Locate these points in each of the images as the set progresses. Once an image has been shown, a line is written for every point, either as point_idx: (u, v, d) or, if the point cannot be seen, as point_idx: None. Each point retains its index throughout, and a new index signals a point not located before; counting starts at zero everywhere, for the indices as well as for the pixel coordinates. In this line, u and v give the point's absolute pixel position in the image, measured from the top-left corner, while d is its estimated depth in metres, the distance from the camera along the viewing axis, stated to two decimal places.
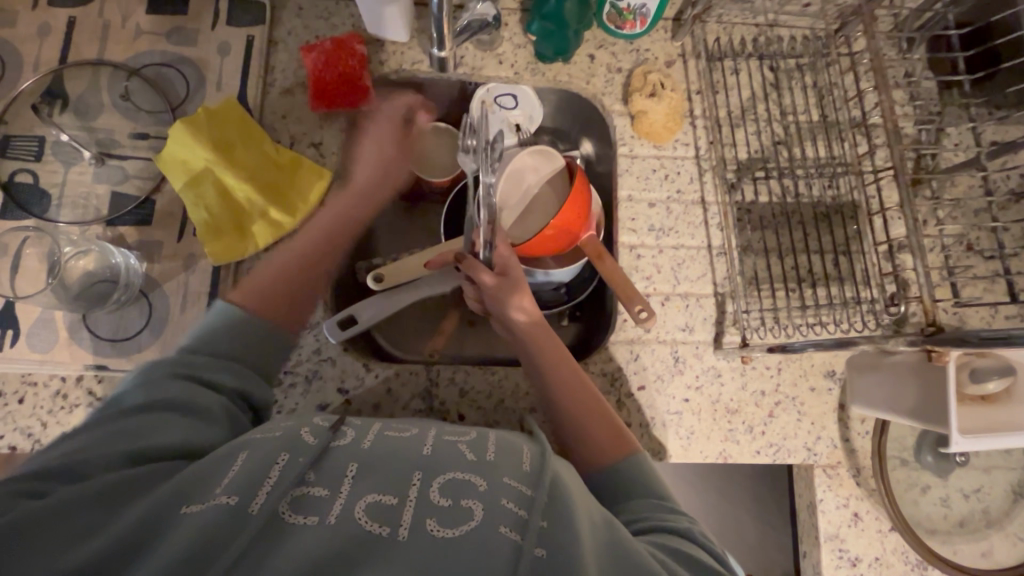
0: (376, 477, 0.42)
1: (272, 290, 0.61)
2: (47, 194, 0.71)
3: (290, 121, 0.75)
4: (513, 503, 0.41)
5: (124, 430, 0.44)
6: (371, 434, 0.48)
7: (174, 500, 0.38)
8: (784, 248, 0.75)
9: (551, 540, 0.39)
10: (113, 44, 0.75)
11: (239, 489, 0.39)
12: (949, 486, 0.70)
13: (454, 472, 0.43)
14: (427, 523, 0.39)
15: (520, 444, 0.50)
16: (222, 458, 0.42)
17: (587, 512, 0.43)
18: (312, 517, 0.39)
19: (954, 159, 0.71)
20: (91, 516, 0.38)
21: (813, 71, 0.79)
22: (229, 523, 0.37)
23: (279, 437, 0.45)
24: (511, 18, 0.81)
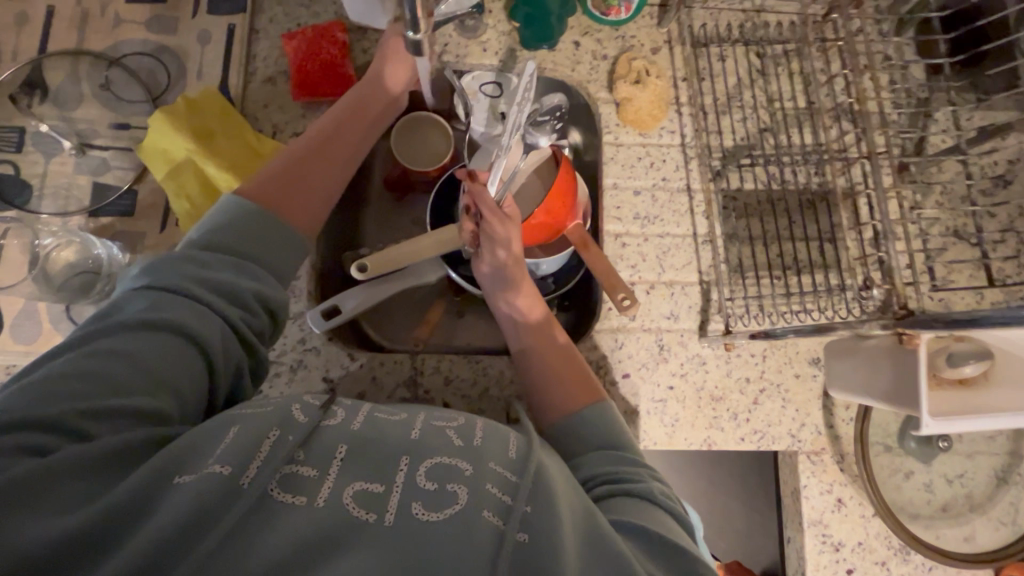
0: (364, 462, 0.42)
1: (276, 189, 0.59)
2: (28, 184, 0.70)
3: (273, 110, 0.74)
4: (497, 489, 0.42)
5: (115, 364, 0.43)
6: (361, 415, 0.48)
7: (164, 472, 0.38)
8: (770, 235, 0.75)
9: (533, 526, 0.40)
10: (92, 33, 0.74)
11: (233, 461, 0.39)
12: (933, 472, 0.71)
13: (441, 456, 0.43)
14: (412, 507, 0.40)
15: (507, 431, 0.50)
16: (213, 431, 0.41)
17: (570, 498, 0.44)
18: (300, 499, 0.39)
19: (939, 145, 0.71)
20: (80, 483, 0.38)
21: (799, 56, 0.78)
22: (222, 498, 0.37)
23: (272, 411, 0.44)
24: (495, 5, 0.80)
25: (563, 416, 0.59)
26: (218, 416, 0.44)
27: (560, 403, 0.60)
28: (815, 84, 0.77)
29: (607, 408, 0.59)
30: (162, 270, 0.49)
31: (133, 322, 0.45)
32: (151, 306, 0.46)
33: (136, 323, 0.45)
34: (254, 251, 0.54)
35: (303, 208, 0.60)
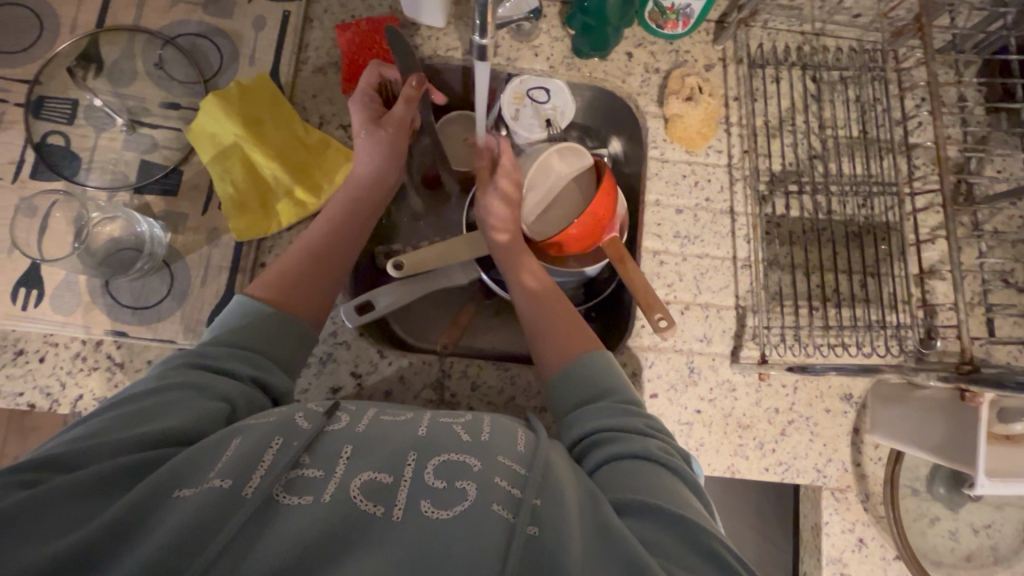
0: (371, 459, 0.43)
1: (298, 275, 0.60)
2: (77, 157, 0.71)
3: (321, 101, 0.74)
4: (506, 482, 0.42)
5: (129, 415, 0.44)
6: (366, 419, 0.49)
7: (163, 486, 0.39)
8: (812, 265, 0.74)
9: (542, 519, 0.40)
10: (150, 11, 0.75)
11: (232, 473, 0.39)
12: (959, 519, 0.69)
13: (449, 454, 0.44)
14: (422, 504, 0.40)
15: (515, 426, 0.50)
16: (215, 442, 0.42)
17: (574, 488, 0.44)
18: (307, 498, 0.39)
19: (996, 188, 0.69)
20: (83, 506, 0.38)
21: (857, 84, 0.77)
22: (222, 508, 0.37)
23: (273, 420, 0.45)
24: (551, 10, 0.79)
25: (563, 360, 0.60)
26: (222, 428, 0.45)
27: (559, 350, 0.61)
28: (872, 114, 0.75)
29: (605, 356, 0.59)
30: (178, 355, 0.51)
31: (151, 388, 0.47)
32: (164, 378, 0.48)
33: (155, 390, 0.47)
34: (277, 349, 0.55)
35: (327, 286, 0.62)
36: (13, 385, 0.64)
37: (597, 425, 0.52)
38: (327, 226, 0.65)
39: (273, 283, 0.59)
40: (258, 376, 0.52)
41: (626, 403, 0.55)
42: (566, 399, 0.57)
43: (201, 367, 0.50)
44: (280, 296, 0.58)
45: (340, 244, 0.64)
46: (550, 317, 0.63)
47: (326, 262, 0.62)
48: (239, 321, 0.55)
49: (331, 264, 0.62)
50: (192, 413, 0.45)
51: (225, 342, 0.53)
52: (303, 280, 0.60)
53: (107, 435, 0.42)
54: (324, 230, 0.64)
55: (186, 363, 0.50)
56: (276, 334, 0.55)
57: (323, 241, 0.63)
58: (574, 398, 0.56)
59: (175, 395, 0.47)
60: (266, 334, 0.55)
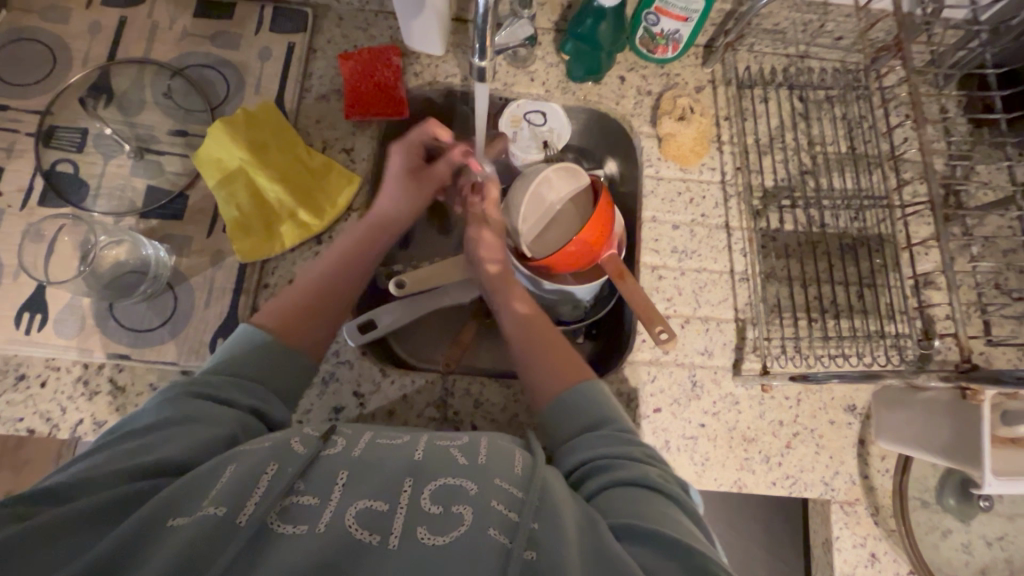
0: (367, 484, 0.42)
1: (305, 303, 0.61)
2: (85, 184, 0.73)
3: (323, 126, 0.76)
4: (503, 506, 0.41)
5: (125, 449, 0.44)
6: (361, 443, 0.48)
7: (156, 516, 0.38)
8: (809, 277, 0.75)
9: (540, 543, 0.40)
10: (159, 44, 0.78)
11: (227, 500, 0.39)
12: (972, 531, 0.68)
13: (447, 478, 0.43)
14: (418, 531, 0.39)
15: (513, 447, 0.49)
16: (210, 472, 0.41)
17: (572, 511, 0.44)
18: (301, 528, 0.39)
19: (985, 197, 0.71)
20: (74, 539, 0.37)
21: (843, 102, 0.80)
22: (216, 536, 0.37)
23: (268, 446, 0.45)
24: (545, 38, 0.83)
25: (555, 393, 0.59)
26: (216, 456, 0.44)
27: (551, 381, 0.60)
28: (859, 131, 0.78)
29: (599, 387, 0.59)
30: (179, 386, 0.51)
31: (150, 422, 0.47)
32: (163, 412, 0.48)
33: (154, 423, 0.47)
34: (273, 376, 0.55)
35: (329, 316, 0.62)
36: (12, 411, 0.64)
37: (595, 452, 0.52)
38: (336, 255, 0.66)
39: (278, 312, 0.60)
40: (257, 407, 0.52)
41: (622, 431, 0.54)
42: (562, 427, 0.56)
43: (201, 399, 0.50)
44: (283, 326, 0.59)
45: (347, 274, 0.65)
46: (544, 346, 0.64)
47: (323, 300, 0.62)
48: (239, 353, 0.55)
49: (333, 295, 0.63)
50: (187, 444, 0.45)
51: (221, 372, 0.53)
52: (309, 308, 0.61)
53: (101, 468, 0.42)
54: (331, 259, 0.66)
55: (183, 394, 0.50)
56: (274, 365, 0.55)
57: (327, 271, 0.64)
58: (573, 425, 0.56)
59: (169, 429, 0.46)
60: (264, 363, 0.55)
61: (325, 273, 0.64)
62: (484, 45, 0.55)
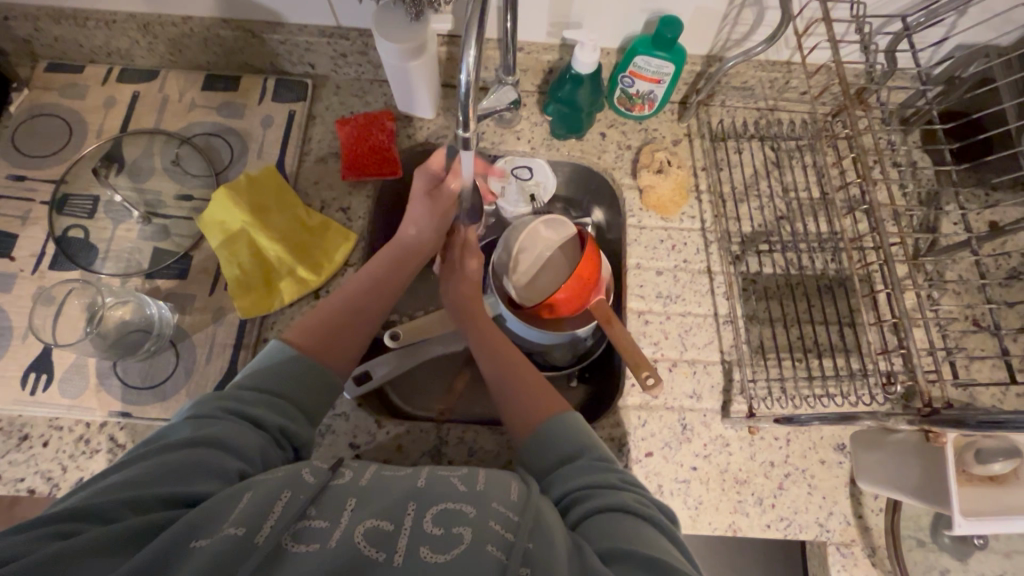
0: (373, 509, 0.44)
1: (333, 327, 0.63)
2: (94, 247, 0.76)
3: (322, 187, 0.81)
4: (500, 526, 0.43)
5: (158, 468, 0.44)
6: (369, 473, 0.50)
7: (180, 537, 0.39)
8: (790, 318, 0.77)
9: (534, 561, 0.41)
10: (168, 115, 0.83)
11: (246, 521, 0.40)
12: (969, 570, 0.68)
13: (447, 501, 0.45)
14: (421, 550, 0.41)
15: (510, 475, 0.51)
16: (228, 494, 0.43)
17: (561, 536, 0.44)
18: (312, 546, 0.40)
19: (952, 238, 0.75)
20: (100, 561, 0.37)
21: (812, 151, 0.84)
22: (236, 557, 0.38)
23: (281, 471, 0.46)
24: (530, 99, 0.88)
25: (531, 427, 0.59)
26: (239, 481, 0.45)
27: (526, 416, 0.61)
28: (828, 178, 0.82)
29: (575, 417, 0.59)
30: (209, 399, 0.52)
31: (182, 438, 0.47)
32: (196, 429, 0.48)
33: (186, 440, 0.47)
34: (296, 394, 0.56)
35: (357, 341, 0.64)
36: (15, 471, 0.65)
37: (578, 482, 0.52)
38: (371, 283, 0.69)
39: (308, 331, 0.62)
40: (284, 425, 0.53)
41: (601, 460, 0.55)
42: (542, 461, 0.56)
43: (232, 416, 0.51)
44: (308, 345, 0.60)
45: (380, 303, 0.69)
46: (521, 382, 0.64)
47: (351, 332, 0.64)
48: (270, 370, 0.56)
49: (365, 320, 0.66)
50: (218, 466, 0.46)
51: (247, 389, 0.54)
52: (339, 332, 0.63)
53: (133, 487, 0.42)
54: (366, 288, 0.69)
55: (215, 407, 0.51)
56: (300, 388, 0.56)
57: (364, 299, 0.67)
58: (552, 454, 0.56)
59: (199, 447, 0.46)
60: (290, 382, 0.56)
61: (360, 302, 0.67)
62: (468, 118, 0.59)
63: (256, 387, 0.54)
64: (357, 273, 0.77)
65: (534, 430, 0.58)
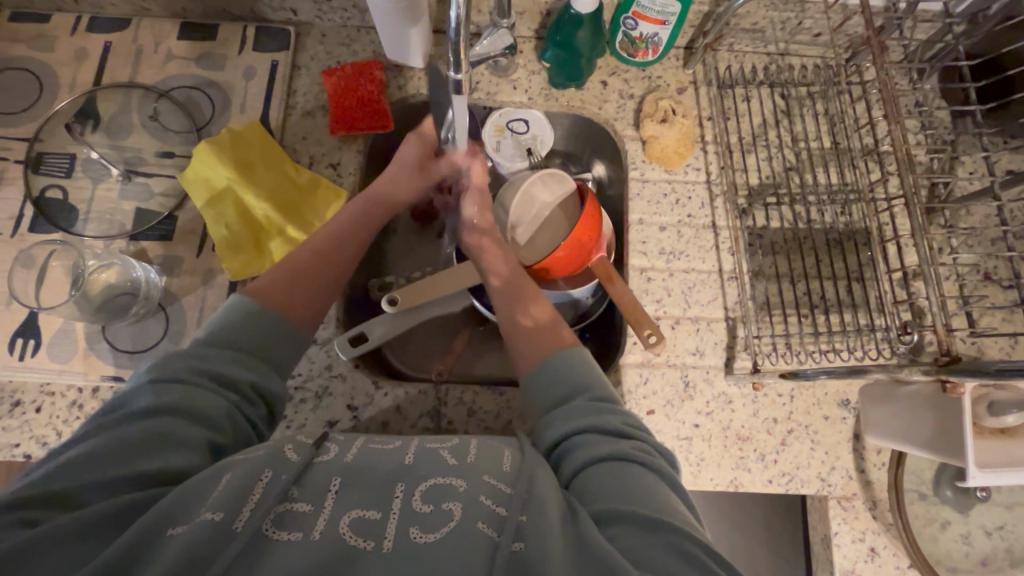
0: (359, 491, 0.42)
1: (292, 274, 0.60)
2: (75, 209, 0.73)
3: (309, 142, 0.77)
4: (491, 501, 0.42)
5: (125, 441, 0.43)
6: (355, 447, 0.49)
7: (155, 525, 0.38)
8: (797, 273, 0.75)
9: (527, 534, 0.40)
10: (144, 68, 0.79)
11: (224, 505, 0.39)
12: (970, 522, 0.68)
13: (435, 478, 0.44)
14: (410, 531, 0.40)
15: (502, 446, 0.50)
16: (208, 475, 0.42)
17: (556, 501, 0.44)
18: (296, 534, 0.39)
19: (967, 189, 0.72)
20: (75, 547, 0.37)
21: (824, 98, 0.80)
22: (215, 542, 0.37)
23: (263, 452, 0.45)
24: (526, 46, 0.83)
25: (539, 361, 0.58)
26: (215, 463, 0.44)
27: (534, 351, 0.59)
28: (841, 125, 0.78)
29: (584, 352, 0.59)
30: (170, 361, 0.50)
31: (146, 405, 0.46)
32: (162, 393, 0.47)
33: (148, 410, 0.46)
34: (263, 346, 0.54)
35: (322, 287, 0.61)
36: (9, 437, 0.64)
37: (573, 428, 0.51)
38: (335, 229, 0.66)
39: (275, 282, 0.59)
40: (254, 381, 0.52)
41: (600, 398, 0.54)
42: (548, 397, 0.55)
43: (198, 378, 0.49)
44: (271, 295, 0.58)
45: (345, 245, 0.65)
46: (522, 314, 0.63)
47: (317, 272, 0.62)
48: (234, 323, 0.54)
49: (329, 263, 0.63)
50: (190, 449, 0.45)
51: (207, 344, 0.52)
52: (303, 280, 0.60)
53: (101, 466, 0.42)
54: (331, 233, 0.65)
55: (181, 368, 0.49)
56: (268, 339, 0.55)
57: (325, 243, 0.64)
58: (555, 394, 0.55)
59: (164, 419, 0.46)
60: (259, 336, 0.54)
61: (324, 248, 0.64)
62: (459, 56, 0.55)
63: (223, 343, 0.53)
64: None
65: (541, 362, 0.57)
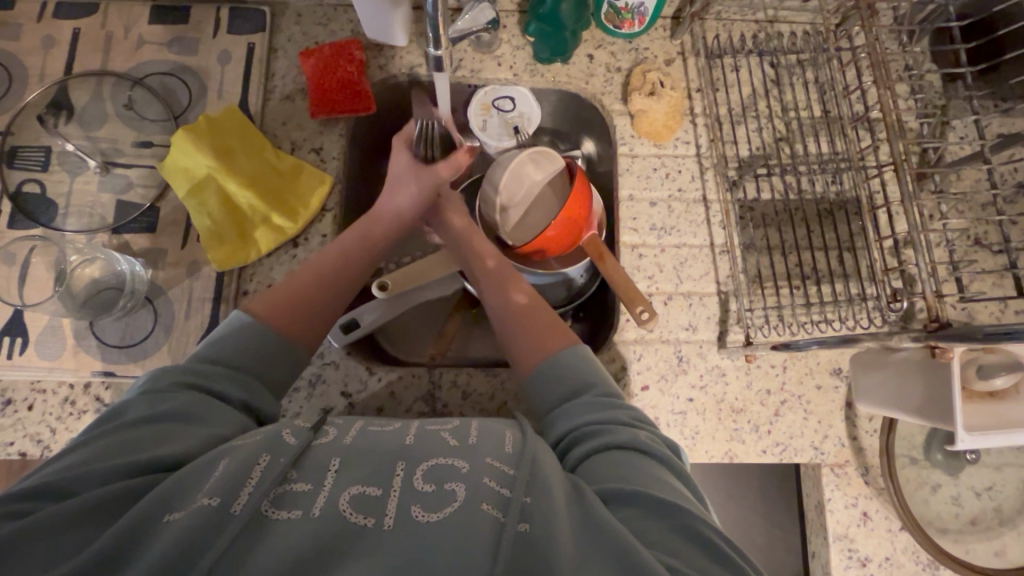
0: (359, 471, 0.42)
1: (292, 299, 0.59)
2: (53, 203, 0.72)
3: (290, 127, 0.75)
4: (495, 482, 0.42)
5: (119, 443, 0.43)
6: (354, 430, 0.49)
7: (152, 512, 0.38)
8: (788, 244, 0.75)
9: (532, 516, 0.40)
10: (116, 54, 0.76)
11: (221, 491, 0.39)
12: (960, 484, 0.69)
13: (435, 459, 0.44)
14: (412, 510, 0.40)
15: (504, 428, 0.50)
16: (206, 460, 0.42)
17: (560, 480, 0.44)
18: (295, 512, 0.39)
19: (958, 154, 0.72)
20: (70, 536, 0.37)
21: (814, 66, 0.79)
22: (213, 526, 0.37)
23: (261, 437, 0.44)
24: (509, 20, 0.81)
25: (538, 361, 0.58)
26: (210, 450, 0.44)
27: (531, 351, 0.59)
28: (831, 93, 0.77)
29: (583, 349, 0.58)
30: (167, 372, 0.50)
31: (141, 414, 0.46)
32: (156, 402, 0.47)
33: (143, 417, 0.45)
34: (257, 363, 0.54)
35: (324, 311, 0.61)
36: (2, 435, 0.64)
37: (583, 420, 0.51)
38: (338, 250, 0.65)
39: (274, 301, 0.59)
40: (249, 399, 0.52)
41: (607, 395, 0.54)
42: (548, 397, 0.55)
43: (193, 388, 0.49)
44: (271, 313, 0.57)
45: (346, 267, 0.64)
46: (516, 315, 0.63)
47: (318, 292, 0.61)
48: (230, 338, 0.54)
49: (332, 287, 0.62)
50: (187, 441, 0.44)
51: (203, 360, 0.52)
52: (301, 301, 0.60)
53: (95, 463, 0.41)
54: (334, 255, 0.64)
55: (177, 381, 0.49)
56: (263, 353, 0.54)
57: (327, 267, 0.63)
58: (559, 393, 0.55)
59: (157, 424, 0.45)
60: (254, 348, 0.54)
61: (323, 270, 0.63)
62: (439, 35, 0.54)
63: (220, 360, 0.52)
64: (336, 218, 0.73)
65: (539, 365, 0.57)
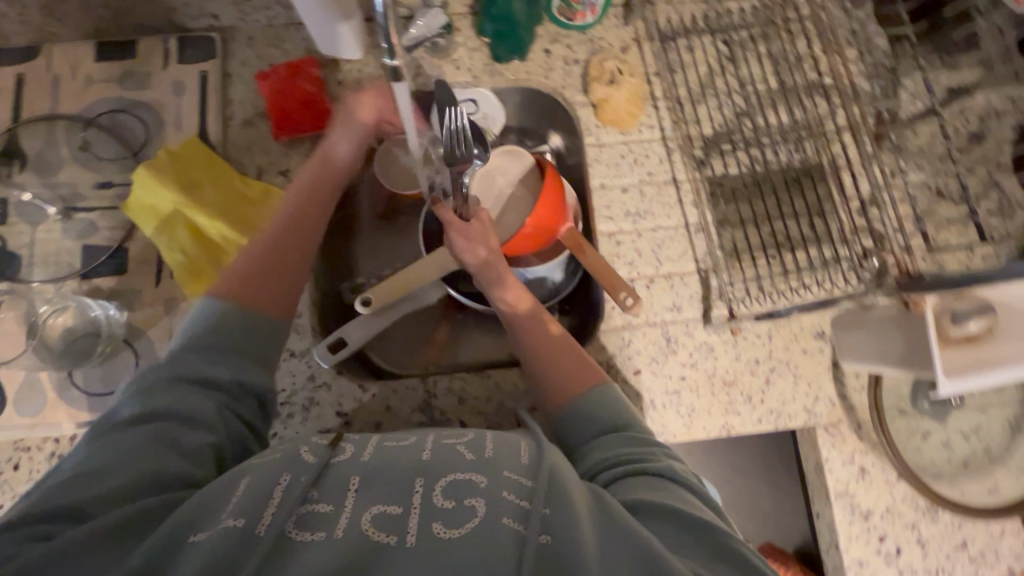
0: (381, 486, 0.42)
1: (245, 273, 0.58)
2: (17, 256, 0.70)
3: (254, 152, 0.74)
4: (515, 496, 0.42)
5: (119, 448, 0.44)
6: (370, 446, 0.48)
7: (175, 537, 0.38)
8: (760, 216, 0.76)
9: (554, 528, 0.40)
10: (64, 96, 0.74)
11: (244, 513, 0.39)
12: (948, 429, 0.71)
13: (454, 473, 0.44)
14: (434, 525, 0.39)
15: (519, 439, 0.50)
16: (223, 488, 0.41)
17: (581, 491, 0.44)
18: (319, 534, 0.38)
19: (911, 110, 0.73)
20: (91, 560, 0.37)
21: (765, 39, 0.80)
22: (240, 549, 0.36)
23: (277, 462, 0.44)
24: (462, 23, 0.81)
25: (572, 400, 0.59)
26: (223, 475, 0.44)
27: (562, 389, 0.59)
28: (784, 64, 0.78)
29: (614, 388, 0.59)
30: (154, 371, 0.50)
31: (136, 413, 0.46)
32: (148, 402, 0.47)
33: (136, 417, 0.46)
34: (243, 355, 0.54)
35: (285, 280, 0.60)
36: None
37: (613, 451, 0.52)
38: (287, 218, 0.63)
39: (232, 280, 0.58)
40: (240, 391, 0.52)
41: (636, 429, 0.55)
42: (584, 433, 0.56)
43: (182, 386, 0.49)
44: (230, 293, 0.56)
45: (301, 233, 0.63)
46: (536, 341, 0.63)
47: (276, 265, 0.60)
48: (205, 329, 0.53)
49: (286, 257, 0.61)
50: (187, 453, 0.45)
51: (186, 353, 0.52)
52: (259, 274, 0.58)
53: (99, 476, 0.42)
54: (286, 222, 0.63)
55: (166, 379, 0.49)
56: (244, 343, 0.54)
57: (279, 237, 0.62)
58: (589, 432, 0.56)
59: (153, 423, 0.46)
60: (238, 343, 0.53)
61: (275, 239, 0.61)
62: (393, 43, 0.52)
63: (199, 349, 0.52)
64: None
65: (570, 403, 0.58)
